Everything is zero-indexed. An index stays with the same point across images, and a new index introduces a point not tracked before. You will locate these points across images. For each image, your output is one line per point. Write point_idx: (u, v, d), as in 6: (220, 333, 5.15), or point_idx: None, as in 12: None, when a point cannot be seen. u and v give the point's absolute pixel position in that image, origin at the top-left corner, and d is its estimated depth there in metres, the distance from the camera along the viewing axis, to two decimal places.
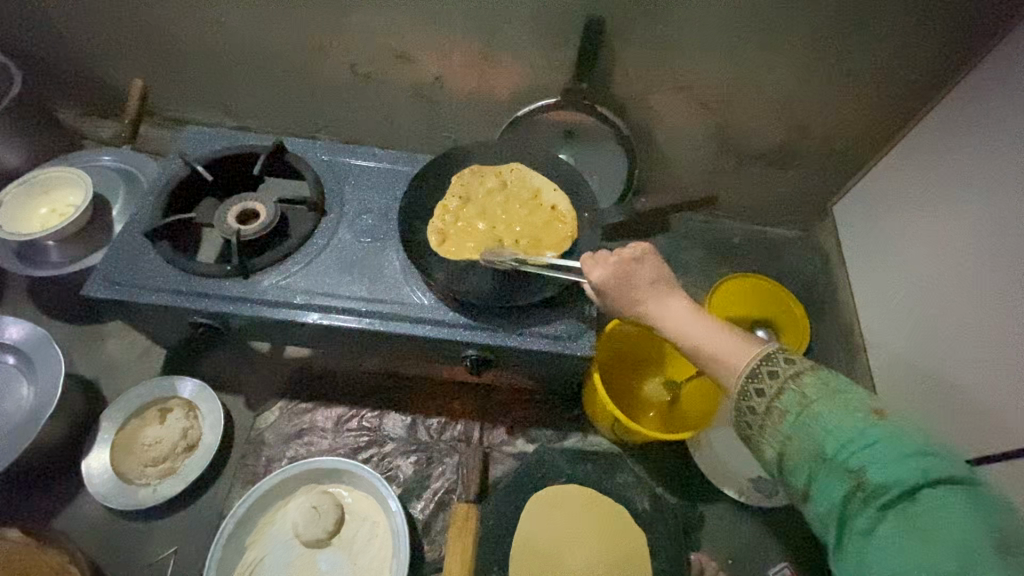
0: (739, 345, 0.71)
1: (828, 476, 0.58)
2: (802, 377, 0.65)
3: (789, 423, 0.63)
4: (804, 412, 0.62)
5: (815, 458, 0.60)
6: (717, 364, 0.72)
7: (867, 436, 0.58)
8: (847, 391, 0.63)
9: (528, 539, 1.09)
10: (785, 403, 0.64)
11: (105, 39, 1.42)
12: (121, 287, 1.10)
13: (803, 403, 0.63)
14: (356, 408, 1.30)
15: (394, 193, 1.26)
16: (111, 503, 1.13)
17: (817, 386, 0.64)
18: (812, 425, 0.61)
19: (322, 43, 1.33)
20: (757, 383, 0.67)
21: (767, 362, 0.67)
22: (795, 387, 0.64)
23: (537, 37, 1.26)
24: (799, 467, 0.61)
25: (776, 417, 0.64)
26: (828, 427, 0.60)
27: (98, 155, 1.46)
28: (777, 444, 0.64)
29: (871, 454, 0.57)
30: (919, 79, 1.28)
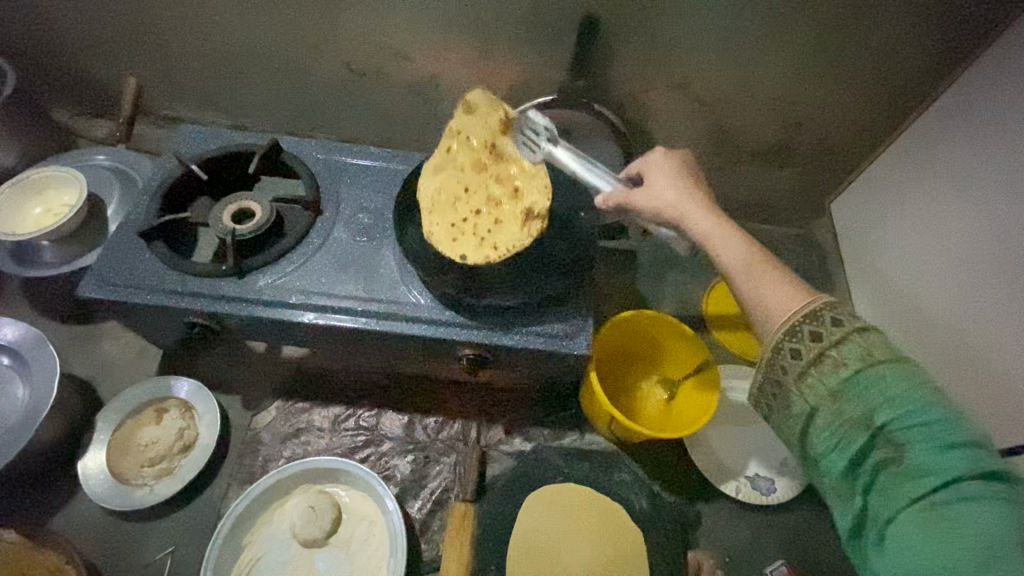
0: (793, 295, 0.71)
1: (867, 440, 0.59)
2: (868, 335, 0.64)
3: (840, 379, 0.62)
4: (861, 371, 0.61)
5: (858, 420, 0.60)
6: (761, 311, 0.73)
7: (924, 408, 0.58)
8: (910, 364, 0.62)
9: (526, 539, 1.09)
10: (845, 355, 0.63)
11: (100, 37, 1.41)
12: (116, 287, 1.09)
13: (864, 362, 0.62)
14: (354, 407, 1.30)
15: (390, 191, 1.25)
16: (108, 504, 1.12)
17: (881, 349, 0.63)
18: (868, 380, 0.61)
19: (318, 41, 1.32)
20: (816, 329, 0.66)
21: (832, 309, 0.66)
22: (860, 343, 0.63)
23: (534, 35, 1.25)
24: (836, 420, 0.61)
25: (830, 367, 0.64)
26: (886, 390, 0.60)
27: (92, 154, 1.45)
28: (822, 393, 0.63)
29: (921, 429, 0.57)
30: (918, 76, 1.28)
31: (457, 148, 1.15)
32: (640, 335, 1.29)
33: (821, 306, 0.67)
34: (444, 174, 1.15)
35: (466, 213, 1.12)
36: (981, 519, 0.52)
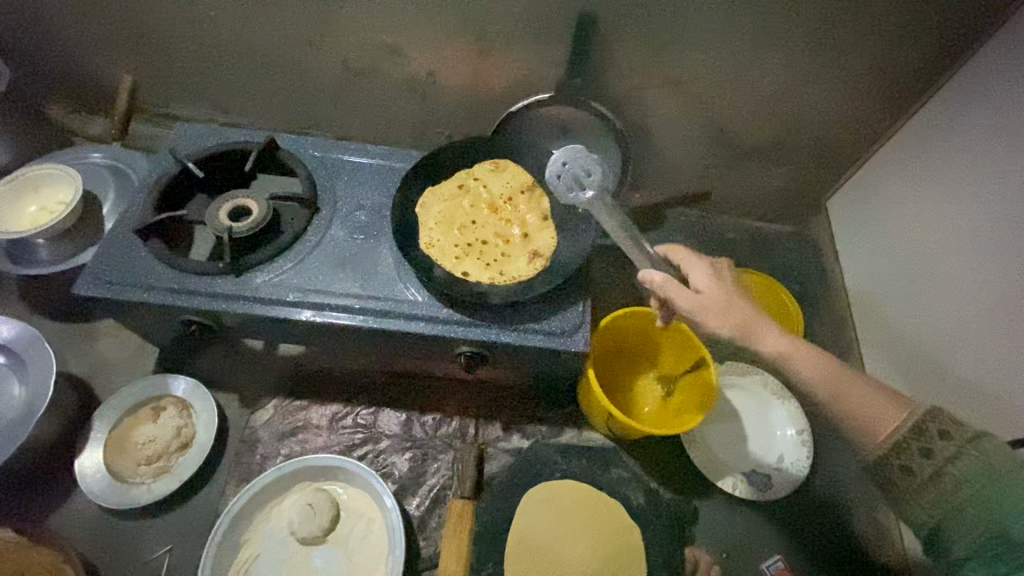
0: (887, 406, 0.76)
1: (1010, 555, 0.61)
2: (982, 442, 0.66)
3: (963, 491, 0.65)
4: (989, 482, 0.64)
5: (995, 535, 0.62)
6: (861, 425, 0.77)
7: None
8: None
9: (524, 535, 1.10)
10: (963, 472, 0.66)
11: (94, 34, 1.41)
12: (112, 285, 1.09)
13: (990, 472, 0.64)
14: (351, 405, 1.30)
15: (387, 189, 1.25)
16: (105, 502, 1.12)
17: (1004, 458, 0.64)
18: (990, 496, 0.63)
19: (314, 38, 1.32)
20: (925, 443, 0.70)
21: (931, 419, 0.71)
22: (978, 454, 0.66)
23: (530, 32, 1.25)
24: (962, 532, 0.64)
25: (947, 484, 0.66)
26: (1013, 498, 0.62)
27: (87, 152, 1.44)
28: (934, 509, 0.67)
29: None
30: (913, 74, 1.28)
31: (476, 184, 1.22)
32: (635, 332, 1.29)
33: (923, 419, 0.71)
34: (457, 200, 1.19)
35: (475, 235, 1.16)
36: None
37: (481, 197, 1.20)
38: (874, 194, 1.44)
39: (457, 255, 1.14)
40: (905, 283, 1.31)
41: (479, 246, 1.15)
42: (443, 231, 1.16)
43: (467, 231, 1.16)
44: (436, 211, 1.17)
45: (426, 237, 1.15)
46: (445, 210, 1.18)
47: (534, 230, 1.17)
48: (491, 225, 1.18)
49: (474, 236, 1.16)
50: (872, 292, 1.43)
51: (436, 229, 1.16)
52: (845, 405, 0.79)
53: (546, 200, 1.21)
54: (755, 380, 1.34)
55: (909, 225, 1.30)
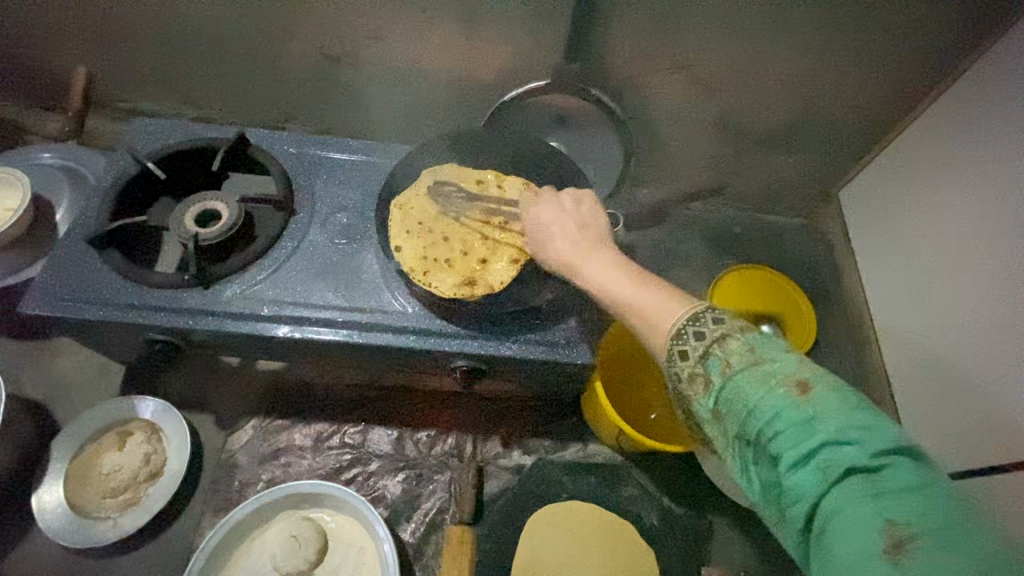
0: (662, 302, 0.66)
1: (753, 461, 0.52)
2: (729, 340, 0.57)
3: (712, 397, 0.56)
4: (728, 384, 0.55)
5: (739, 439, 0.53)
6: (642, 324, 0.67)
7: (794, 415, 0.50)
8: (773, 358, 0.54)
9: (531, 563, 1.02)
10: (711, 373, 0.57)
11: (41, 21, 1.27)
12: (64, 302, 0.97)
13: (728, 372, 0.56)
14: (337, 424, 1.19)
15: (371, 188, 1.14)
16: (66, 541, 1.02)
17: (741, 353, 0.56)
18: (735, 397, 0.54)
19: (285, 23, 1.20)
20: (682, 345, 0.60)
21: (695, 322, 0.60)
22: (723, 355, 0.57)
23: (524, 14, 1.14)
24: (724, 437, 0.55)
25: (700, 386, 0.58)
26: (749, 402, 0.53)
27: (38, 152, 1.32)
28: (704, 418, 0.58)
29: (788, 433, 0.49)
30: (937, 55, 1.19)
31: (493, 178, 1.09)
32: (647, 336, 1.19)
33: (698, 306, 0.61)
34: (463, 192, 1.08)
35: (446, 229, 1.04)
36: (854, 535, 0.44)
37: (485, 202, 1.07)
38: (893, 184, 1.35)
39: (429, 253, 1.02)
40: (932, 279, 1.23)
41: (465, 245, 1.03)
42: (423, 207, 1.05)
43: (441, 222, 1.04)
44: (439, 188, 1.06)
45: (403, 222, 1.04)
46: (449, 190, 1.06)
47: (500, 261, 1.02)
48: (470, 231, 1.05)
49: (440, 230, 1.04)
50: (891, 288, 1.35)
51: (417, 203, 1.05)
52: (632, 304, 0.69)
53: None
54: None
55: (936, 218, 1.22)
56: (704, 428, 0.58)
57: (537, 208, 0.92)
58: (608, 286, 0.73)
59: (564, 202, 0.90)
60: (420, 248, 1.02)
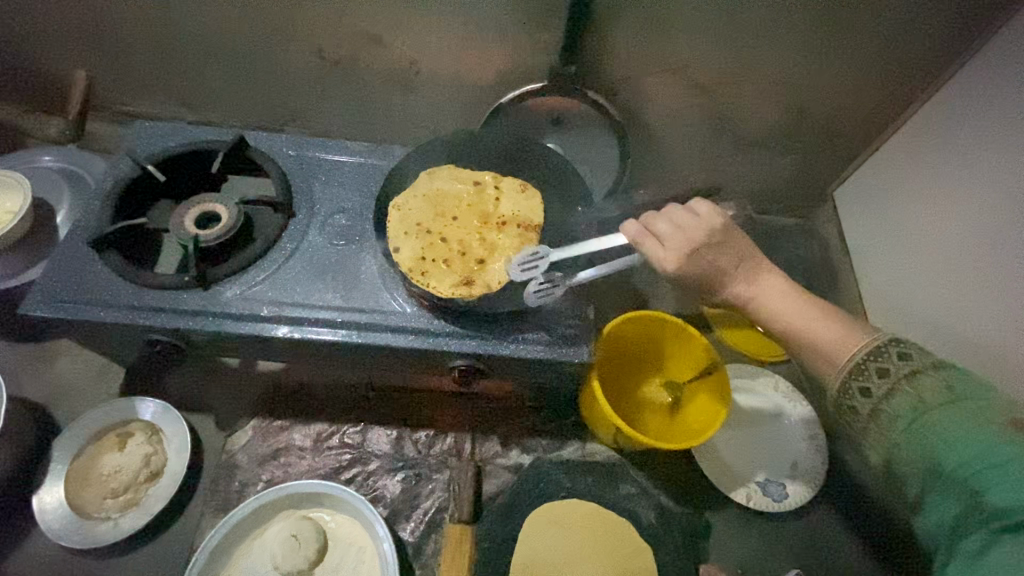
0: (840, 338, 0.82)
1: (944, 490, 0.66)
2: (921, 378, 0.73)
3: (902, 428, 0.72)
4: (921, 419, 0.70)
5: (930, 470, 0.68)
6: (817, 356, 0.84)
7: (991, 449, 0.64)
8: (974, 403, 0.69)
9: (530, 560, 1.02)
10: (896, 407, 0.73)
11: (40, 25, 1.28)
12: (65, 304, 0.98)
13: (920, 408, 0.71)
14: (336, 424, 1.20)
15: (370, 190, 1.15)
16: (67, 542, 1.02)
17: (936, 391, 0.72)
18: (924, 430, 0.69)
19: (285, 26, 1.21)
20: (862, 381, 0.77)
21: (874, 359, 0.78)
22: (911, 392, 0.73)
23: (521, 17, 1.15)
24: (907, 464, 0.70)
25: (886, 420, 0.74)
26: (943, 436, 0.68)
27: (39, 155, 1.32)
28: (882, 450, 0.74)
29: (994, 470, 0.63)
30: (929, 56, 1.21)
31: (490, 179, 1.11)
32: (643, 335, 1.21)
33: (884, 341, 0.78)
34: (460, 192, 1.09)
35: (444, 229, 1.05)
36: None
37: (482, 203, 1.09)
38: (887, 184, 1.37)
39: (426, 252, 1.03)
40: (926, 278, 1.24)
41: (462, 245, 1.04)
42: (420, 208, 1.06)
43: (439, 221, 1.06)
44: (436, 189, 1.09)
45: (401, 224, 1.05)
46: (446, 191, 1.09)
47: (497, 259, 1.03)
48: (467, 230, 1.06)
49: (438, 229, 1.05)
50: (887, 288, 1.36)
51: (415, 204, 1.07)
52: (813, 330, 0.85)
53: (530, 246, 1.04)
54: (762, 381, 1.27)
55: (930, 216, 1.23)
56: (880, 456, 0.75)
57: (659, 220, 0.94)
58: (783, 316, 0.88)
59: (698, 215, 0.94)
60: (418, 247, 1.03)
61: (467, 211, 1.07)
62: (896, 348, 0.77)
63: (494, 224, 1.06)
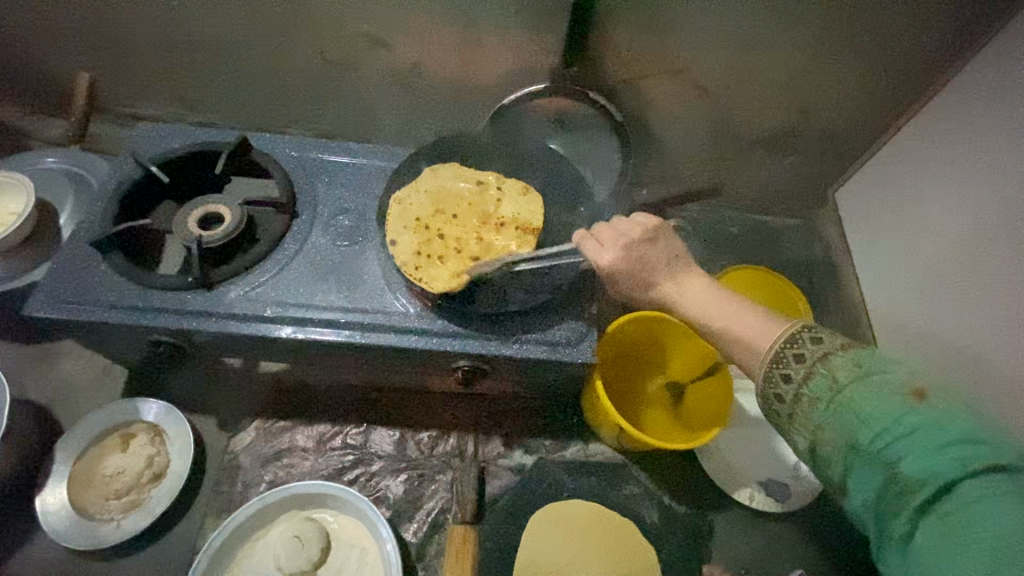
0: (759, 328, 0.74)
1: (864, 468, 0.60)
2: (833, 358, 0.67)
3: (821, 408, 0.65)
4: (838, 397, 0.64)
5: (850, 449, 0.61)
6: (737, 348, 0.76)
7: (903, 420, 0.59)
8: (883, 372, 0.63)
9: (533, 561, 1.02)
10: (815, 389, 0.66)
11: (44, 28, 1.29)
12: (68, 304, 0.98)
13: (835, 387, 0.65)
14: (339, 425, 1.20)
15: (372, 190, 1.15)
16: (70, 543, 1.02)
17: (847, 369, 0.65)
18: (842, 409, 0.63)
19: (287, 28, 1.22)
20: (783, 367, 0.69)
21: (791, 345, 0.70)
22: (827, 370, 0.66)
23: (523, 18, 1.16)
24: (828, 446, 0.63)
25: (806, 404, 0.66)
26: (860, 413, 0.61)
27: (43, 157, 1.33)
28: (808, 439, 0.66)
29: (913, 442, 0.58)
30: (930, 58, 1.21)
31: (493, 179, 1.10)
32: (648, 336, 1.21)
33: (798, 329, 0.70)
34: (462, 191, 1.08)
35: (442, 227, 1.05)
36: (994, 522, 0.52)
37: (483, 203, 1.08)
38: (888, 184, 1.37)
39: (424, 250, 1.02)
40: (928, 279, 1.24)
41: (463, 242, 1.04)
42: (420, 206, 1.06)
43: (437, 219, 1.05)
44: (439, 187, 1.08)
45: (401, 218, 1.05)
46: (449, 189, 1.08)
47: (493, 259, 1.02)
48: (465, 230, 1.05)
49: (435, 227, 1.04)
50: (889, 288, 1.36)
51: (416, 202, 1.06)
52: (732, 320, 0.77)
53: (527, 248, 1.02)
54: None
55: (932, 217, 1.24)
56: (805, 447, 0.67)
57: (606, 238, 0.90)
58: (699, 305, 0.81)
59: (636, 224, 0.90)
60: (416, 244, 1.03)
61: (467, 210, 1.07)
62: (810, 334, 0.70)
63: (493, 225, 1.05)
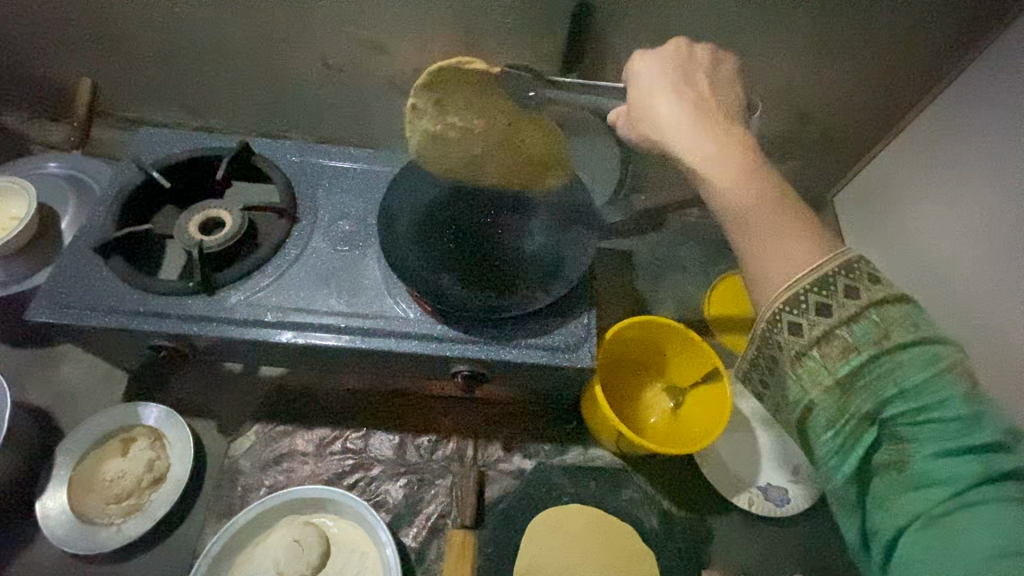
0: (807, 249, 0.65)
1: (874, 438, 0.57)
2: (889, 307, 0.61)
3: (847, 363, 0.59)
4: (883, 355, 0.58)
5: (868, 416, 0.58)
6: (765, 269, 0.67)
7: (944, 404, 0.55)
8: (937, 347, 0.58)
9: (532, 565, 1.03)
10: (855, 336, 0.60)
11: (47, 33, 1.30)
12: (70, 309, 0.98)
13: (882, 342, 0.59)
14: (339, 429, 1.20)
15: (373, 195, 1.16)
16: (71, 548, 1.02)
17: (902, 326, 0.59)
18: (881, 369, 0.58)
19: (289, 35, 1.22)
20: (826, 297, 0.62)
21: (848, 270, 0.62)
22: (878, 321, 0.60)
23: (523, 25, 1.17)
24: (843, 401, 0.59)
25: (838, 348, 0.60)
26: (898, 380, 0.57)
27: (45, 162, 1.33)
28: (828, 379, 0.60)
29: (940, 427, 0.55)
30: (926, 64, 1.22)
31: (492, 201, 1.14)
32: (647, 342, 1.22)
33: (857, 257, 0.62)
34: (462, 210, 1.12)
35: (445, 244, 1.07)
36: (989, 526, 0.50)
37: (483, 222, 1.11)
38: (885, 189, 1.37)
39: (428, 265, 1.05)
40: (926, 283, 1.25)
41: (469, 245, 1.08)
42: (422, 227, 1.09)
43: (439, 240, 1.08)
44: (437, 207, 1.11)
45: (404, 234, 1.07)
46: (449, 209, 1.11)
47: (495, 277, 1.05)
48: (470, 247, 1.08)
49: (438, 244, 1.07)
50: None
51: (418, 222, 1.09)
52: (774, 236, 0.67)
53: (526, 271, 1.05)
54: None
55: (929, 222, 1.24)
56: (817, 386, 0.61)
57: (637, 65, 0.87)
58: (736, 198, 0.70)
59: (672, 55, 0.86)
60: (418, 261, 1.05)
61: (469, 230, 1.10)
62: (867, 267, 0.63)
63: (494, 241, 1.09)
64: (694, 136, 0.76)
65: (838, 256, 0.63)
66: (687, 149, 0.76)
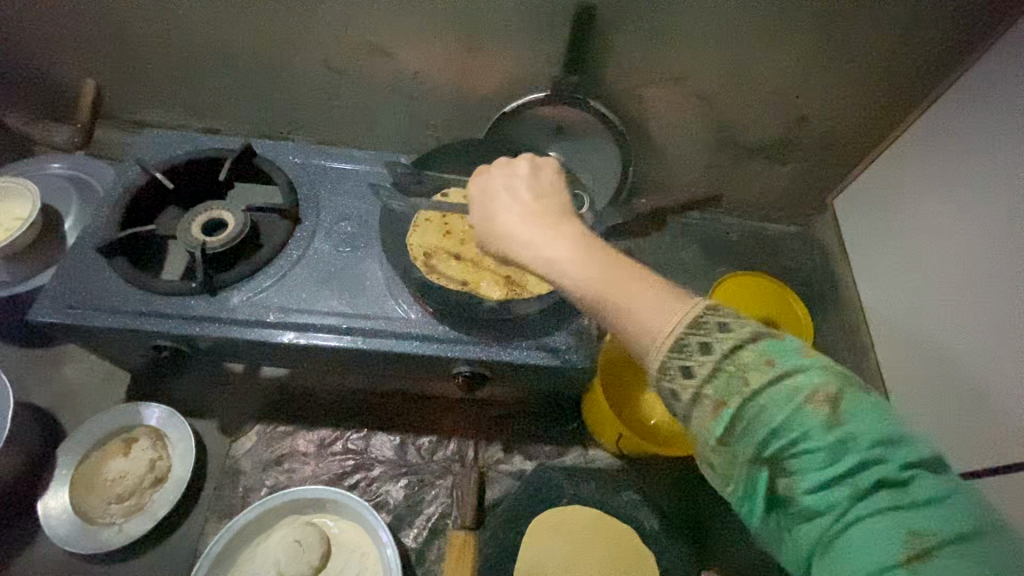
0: (658, 306, 0.62)
1: (758, 483, 0.55)
2: (742, 353, 0.57)
3: (720, 418, 0.56)
4: (745, 404, 0.55)
5: (749, 461, 0.55)
6: (637, 331, 0.63)
7: (807, 436, 0.52)
8: (796, 376, 0.55)
9: (532, 566, 1.03)
10: (717, 391, 0.57)
11: (52, 36, 1.31)
12: (73, 309, 0.99)
13: (743, 391, 0.56)
14: (340, 430, 1.21)
15: (375, 197, 1.16)
16: (72, 547, 1.03)
17: (758, 368, 0.56)
18: (748, 417, 0.55)
19: (291, 37, 1.23)
20: (683, 360, 0.58)
21: (711, 324, 0.59)
22: (733, 369, 0.57)
23: (524, 28, 1.18)
24: (727, 458, 0.57)
25: (709, 407, 0.57)
26: (766, 423, 0.54)
27: (48, 163, 1.34)
28: (709, 441, 0.58)
29: (809, 459, 0.52)
30: (924, 68, 1.23)
31: None
32: None
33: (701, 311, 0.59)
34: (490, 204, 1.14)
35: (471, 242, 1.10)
36: (875, 547, 0.48)
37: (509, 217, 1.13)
38: (885, 192, 1.38)
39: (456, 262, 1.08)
40: (925, 286, 1.25)
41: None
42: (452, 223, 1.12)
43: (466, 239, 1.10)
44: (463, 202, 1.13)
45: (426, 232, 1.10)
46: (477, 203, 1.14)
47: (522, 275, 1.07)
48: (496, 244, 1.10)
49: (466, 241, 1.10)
50: (885, 296, 1.37)
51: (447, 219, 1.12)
52: (621, 303, 0.65)
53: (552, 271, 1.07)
54: None
55: (928, 225, 1.24)
56: (705, 446, 0.58)
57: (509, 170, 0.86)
58: (585, 272, 0.68)
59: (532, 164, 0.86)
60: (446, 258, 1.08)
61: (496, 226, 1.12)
62: (714, 319, 0.59)
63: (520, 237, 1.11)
64: (543, 231, 0.75)
65: (690, 310, 0.60)
66: (529, 239, 0.76)
